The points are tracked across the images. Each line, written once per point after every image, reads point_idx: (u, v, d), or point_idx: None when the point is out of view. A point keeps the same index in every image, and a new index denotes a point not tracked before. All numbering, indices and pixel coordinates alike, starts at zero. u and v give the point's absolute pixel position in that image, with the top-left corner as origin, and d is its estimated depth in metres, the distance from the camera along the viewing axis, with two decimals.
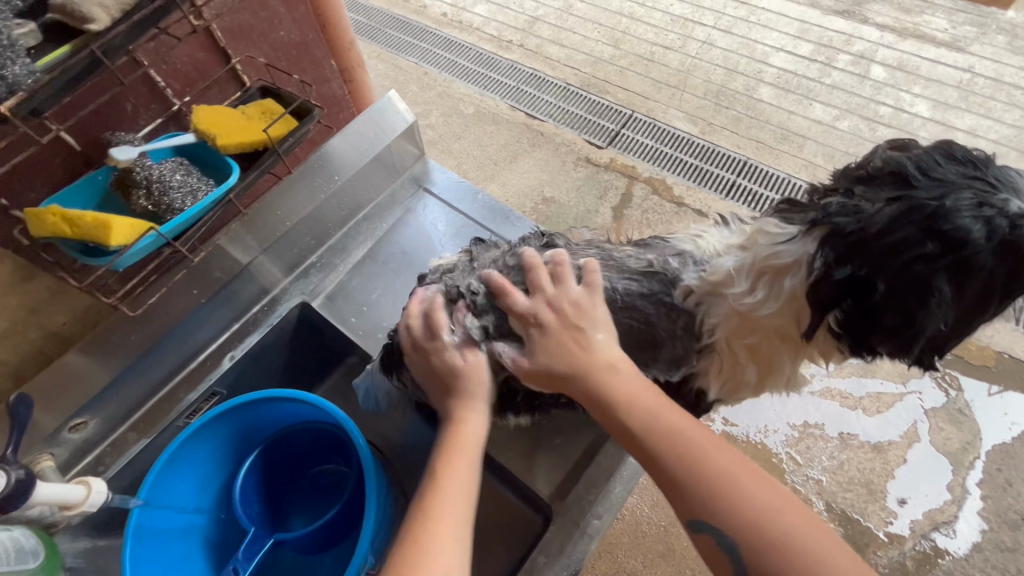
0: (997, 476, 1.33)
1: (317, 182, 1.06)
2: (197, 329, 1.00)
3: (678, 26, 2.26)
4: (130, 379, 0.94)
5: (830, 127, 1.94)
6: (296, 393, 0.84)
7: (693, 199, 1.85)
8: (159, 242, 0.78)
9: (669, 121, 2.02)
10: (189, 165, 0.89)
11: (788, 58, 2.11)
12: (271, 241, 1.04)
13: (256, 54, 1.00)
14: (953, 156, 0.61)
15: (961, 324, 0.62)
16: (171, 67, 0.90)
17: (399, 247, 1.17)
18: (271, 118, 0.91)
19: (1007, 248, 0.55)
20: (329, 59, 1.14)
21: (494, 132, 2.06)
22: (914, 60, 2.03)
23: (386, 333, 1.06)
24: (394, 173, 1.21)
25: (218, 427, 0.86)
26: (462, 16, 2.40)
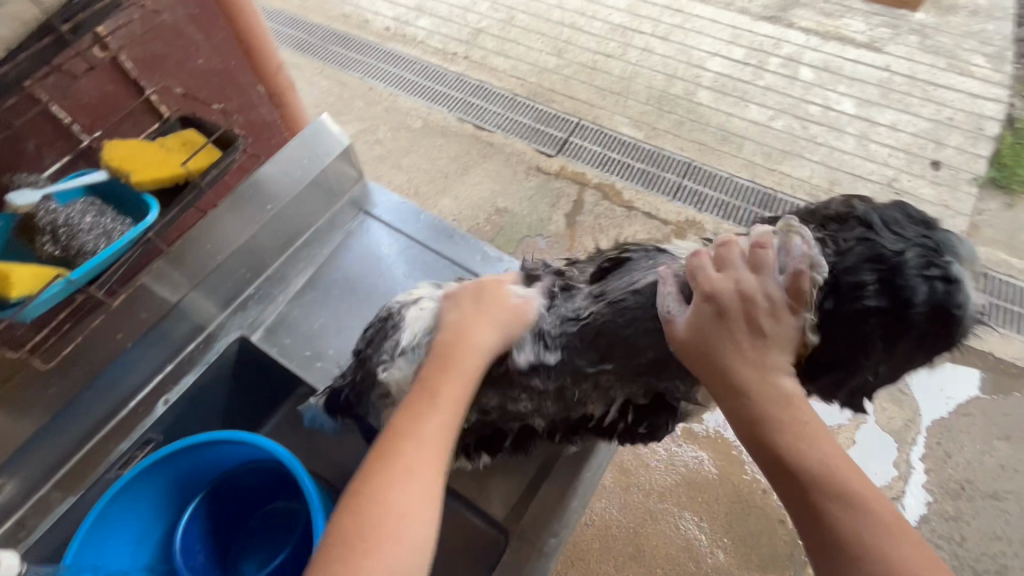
0: (937, 449, 1.41)
1: (249, 212, 1.02)
2: (126, 374, 0.95)
3: (619, 34, 2.32)
4: (51, 433, 0.88)
5: (766, 127, 2.02)
6: (234, 434, 0.80)
7: (643, 202, 1.89)
8: (69, 288, 0.73)
9: (615, 127, 2.07)
10: (103, 205, 0.84)
11: (724, 62, 2.19)
12: (203, 276, 0.99)
13: (173, 83, 0.96)
14: (912, 216, 0.66)
15: (889, 372, 0.69)
16: (76, 102, 0.85)
17: (342, 272, 1.14)
18: (191, 149, 0.88)
19: (939, 316, 0.62)
20: (257, 85, 1.10)
21: (443, 145, 2.06)
22: (838, 61, 2.15)
23: (326, 363, 1.02)
24: (333, 198, 1.18)
25: (152, 478, 0.82)
26: (406, 30, 2.39)
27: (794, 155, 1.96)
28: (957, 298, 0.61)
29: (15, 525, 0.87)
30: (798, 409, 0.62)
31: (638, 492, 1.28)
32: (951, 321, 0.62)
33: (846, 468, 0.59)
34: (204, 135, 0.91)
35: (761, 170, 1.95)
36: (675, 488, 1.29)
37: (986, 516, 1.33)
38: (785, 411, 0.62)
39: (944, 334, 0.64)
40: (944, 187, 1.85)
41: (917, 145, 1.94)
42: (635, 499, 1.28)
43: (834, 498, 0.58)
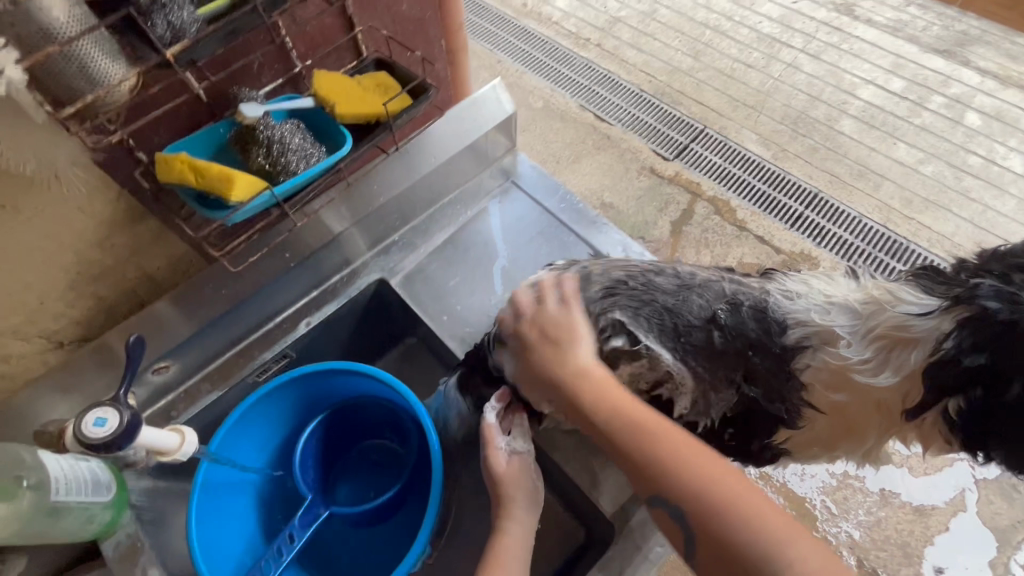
0: None
1: (412, 163, 1.07)
2: (280, 292, 1.02)
3: (764, 45, 2.18)
4: (212, 331, 0.97)
5: (912, 170, 1.85)
6: (371, 369, 0.85)
7: (757, 224, 1.79)
8: (270, 202, 0.80)
9: (741, 142, 1.96)
10: (305, 129, 0.88)
11: (878, 92, 2.02)
12: (363, 215, 1.05)
13: (379, 25, 1.00)
14: None
15: None
16: (301, 31, 0.89)
17: (481, 236, 1.15)
18: (386, 92, 0.91)
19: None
20: (440, 39, 1.14)
21: (560, 130, 2.04)
22: (1015, 112, 1.92)
23: (450, 317, 1.06)
24: (485, 162, 1.19)
25: (289, 391, 0.89)
26: (542, 8, 2.37)
27: (938, 207, 1.78)
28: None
29: (167, 404, 0.96)
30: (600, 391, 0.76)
31: None
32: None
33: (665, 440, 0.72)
34: (398, 80, 0.93)
35: (896, 216, 1.79)
36: None
37: None
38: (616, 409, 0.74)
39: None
40: None
41: None
42: None
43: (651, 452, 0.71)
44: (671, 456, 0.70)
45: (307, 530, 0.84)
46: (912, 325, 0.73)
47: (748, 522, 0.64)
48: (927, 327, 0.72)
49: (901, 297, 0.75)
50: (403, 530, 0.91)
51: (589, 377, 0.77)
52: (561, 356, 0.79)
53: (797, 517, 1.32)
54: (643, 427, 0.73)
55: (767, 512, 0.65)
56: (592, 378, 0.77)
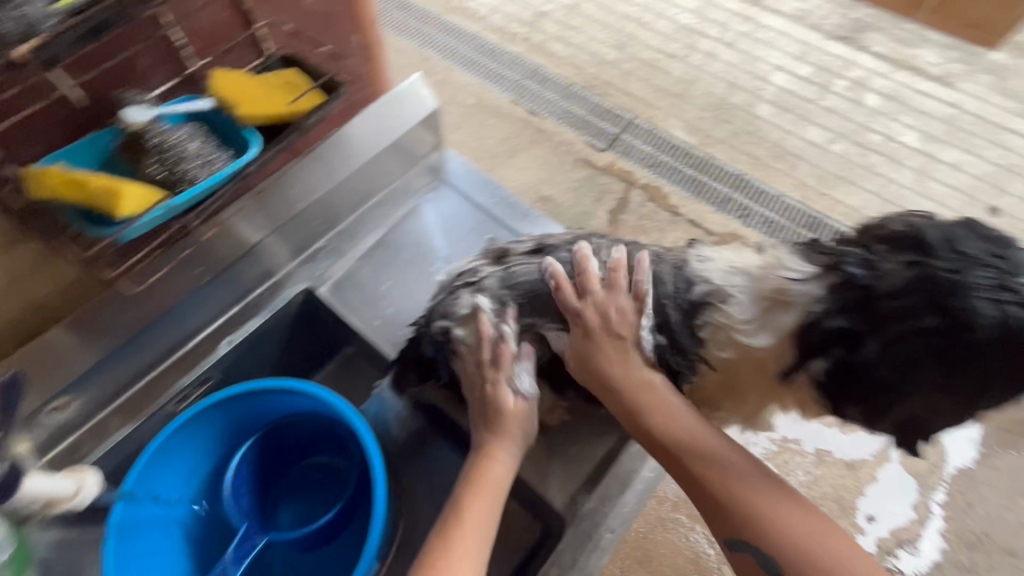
0: (959, 498, 1.39)
1: (333, 164, 1.01)
2: (194, 311, 0.96)
3: (683, 35, 2.27)
4: (119, 359, 0.90)
5: (823, 150, 1.98)
6: (302, 384, 0.81)
7: (689, 209, 1.86)
8: (166, 216, 0.76)
9: (669, 130, 2.03)
10: (206, 134, 0.83)
11: (789, 77, 2.14)
12: (282, 222, 0.98)
13: (282, 20, 0.98)
14: (978, 233, 0.66)
15: (952, 410, 0.71)
16: (193, 25, 0.88)
17: (412, 236, 1.13)
18: (294, 92, 0.88)
19: (1007, 340, 0.62)
20: (353, 34, 1.07)
21: (494, 126, 2.03)
22: (907, 92, 2.09)
23: (383, 321, 1.03)
24: (411, 161, 1.16)
25: (213, 416, 0.84)
26: (468, 4, 2.35)
27: (848, 182, 1.91)
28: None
29: (72, 444, 0.90)
30: (673, 415, 0.83)
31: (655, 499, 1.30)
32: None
33: (719, 460, 0.81)
34: (307, 78, 0.90)
35: (812, 193, 1.91)
36: None
37: (1001, 571, 1.32)
38: (687, 430, 0.83)
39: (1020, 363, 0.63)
40: None
41: (977, 188, 1.89)
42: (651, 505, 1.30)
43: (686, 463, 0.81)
44: (731, 480, 0.80)
45: (241, 562, 0.81)
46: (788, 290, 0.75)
47: (797, 535, 0.74)
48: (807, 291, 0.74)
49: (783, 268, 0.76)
50: (345, 553, 0.87)
51: (658, 398, 0.84)
52: (626, 357, 0.84)
53: None
54: (685, 443, 0.82)
55: (803, 523, 0.75)
56: (656, 393, 0.84)
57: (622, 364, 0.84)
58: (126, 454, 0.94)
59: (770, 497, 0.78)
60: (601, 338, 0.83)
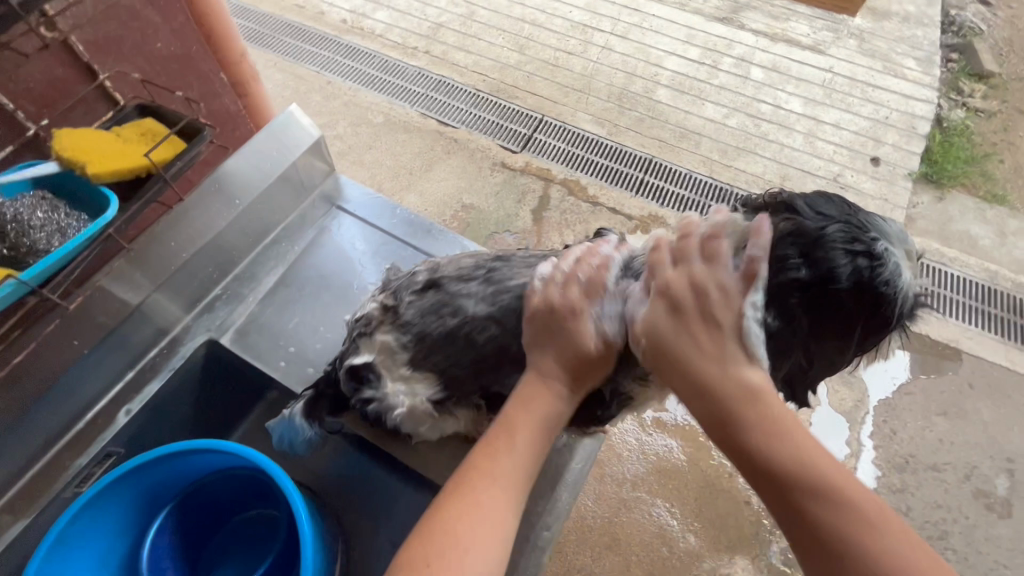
0: (884, 427, 1.52)
1: (216, 207, 1.03)
2: (82, 383, 0.92)
3: (578, 32, 2.34)
4: (1, 451, 0.85)
5: (721, 125, 2.10)
6: (207, 442, 0.79)
7: (607, 197, 1.93)
8: (21, 291, 0.70)
9: (578, 124, 2.09)
10: (54, 200, 0.79)
11: (680, 61, 2.26)
12: (166, 276, 0.97)
13: (129, 68, 0.90)
14: (831, 199, 0.75)
15: (826, 359, 0.76)
16: (21, 87, 0.78)
17: (315, 269, 1.13)
18: (154, 140, 0.84)
19: (860, 289, 0.70)
20: (218, 73, 1.05)
21: (406, 141, 2.02)
22: (786, 62, 2.26)
23: (288, 360, 1.02)
24: (303, 192, 1.19)
25: (118, 493, 0.80)
26: (363, 23, 2.32)
27: (748, 152, 2.04)
28: (880, 270, 0.69)
29: None
30: (769, 406, 0.62)
31: (612, 483, 1.34)
32: (875, 296, 0.70)
33: (830, 468, 0.58)
34: (166, 125, 0.87)
35: (718, 166, 2.02)
36: (647, 476, 1.34)
37: (928, 486, 1.45)
38: (786, 425, 0.61)
39: (867, 310, 0.72)
40: (882, 182, 1.99)
41: (858, 143, 2.07)
42: (609, 489, 1.34)
43: (796, 475, 0.58)
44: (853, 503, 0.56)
45: None
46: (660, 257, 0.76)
47: None
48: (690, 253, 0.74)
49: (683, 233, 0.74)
50: None
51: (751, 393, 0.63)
52: (710, 345, 0.65)
53: None
54: (790, 440, 0.60)
55: None
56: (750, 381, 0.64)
57: (711, 345, 0.65)
58: (27, 549, 0.88)
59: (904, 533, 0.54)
60: (689, 316, 0.66)
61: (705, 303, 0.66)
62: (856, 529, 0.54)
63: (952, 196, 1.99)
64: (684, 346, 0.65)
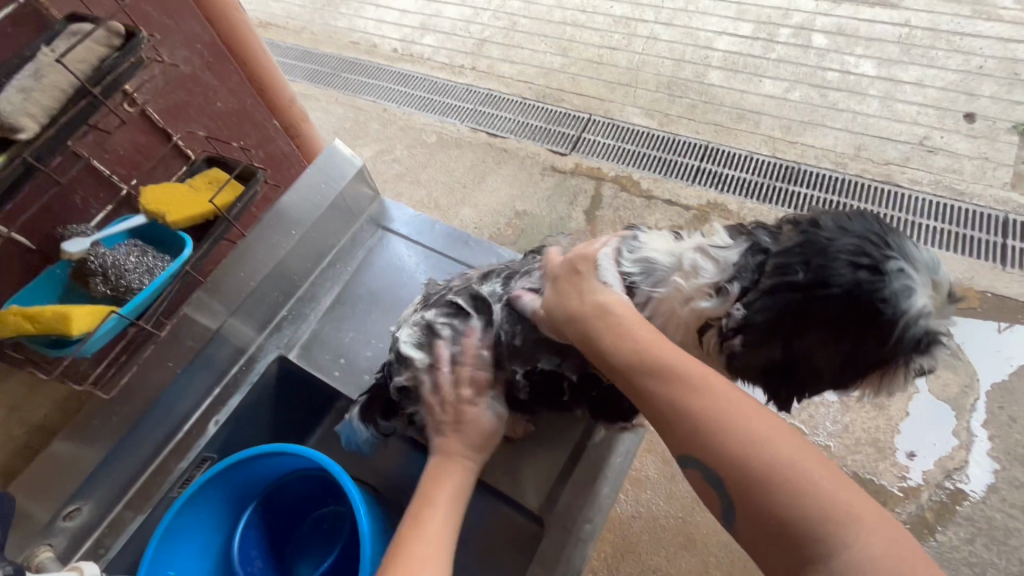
0: (1000, 414, 1.35)
1: (274, 237, 1.14)
2: (179, 399, 1.07)
3: (621, 26, 2.31)
4: (118, 457, 1.01)
5: (782, 100, 1.98)
6: (280, 446, 0.90)
7: (662, 189, 1.88)
8: (122, 323, 0.84)
9: (627, 119, 2.06)
10: (145, 247, 0.93)
11: (732, 40, 2.16)
12: (238, 303, 1.12)
13: (197, 127, 1.03)
14: (864, 218, 0.72)
15: (818, 371, 0.73)
16: (113, 155, 0.93)
17: (366, 288, 1.26)
18: (218, 185, 0.97)
19: (857, 303, 0.67)
20: (272, 119, 1.16)
21: (458, 156, 2.10)
22: (853, 23, 2.09)
23: (341, 369, 1.14)
24: (352, 218, 1.30)
25: (212, 492, 0.92)
26: (413, 49, 2.45)
27: (816, 125, 1.90)
28: (881, 287, 0.66)
29: (94, 542, 1.01)
30: (609, 318, 0.71)
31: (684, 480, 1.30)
32: (877, 313, 0.66)
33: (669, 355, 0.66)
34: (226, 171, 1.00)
35: (781, 144, 1.91)
36: None
37: None
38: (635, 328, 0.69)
39: (869, 326, 0.68)
40: (980, 139, 1.77)
41: (947, 99, 1.86)
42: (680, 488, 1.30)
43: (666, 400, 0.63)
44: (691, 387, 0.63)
45: None
46: (702, 271, 0.78)
47: (760, 445, 0.57)
48: (727, 258, 0.77)
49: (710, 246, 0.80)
50: None
51: (607, 317, 0.71)
52: (582, 287, 0.77)
53: None
54: (660, 362, 0.65)
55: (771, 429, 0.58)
56: (617, 317, 0.71)
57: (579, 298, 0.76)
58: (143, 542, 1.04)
59: (739, 401, 0.61)
60: (560, 283, 0.79)
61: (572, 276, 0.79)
62: (706, 429, 0.59)
63: None
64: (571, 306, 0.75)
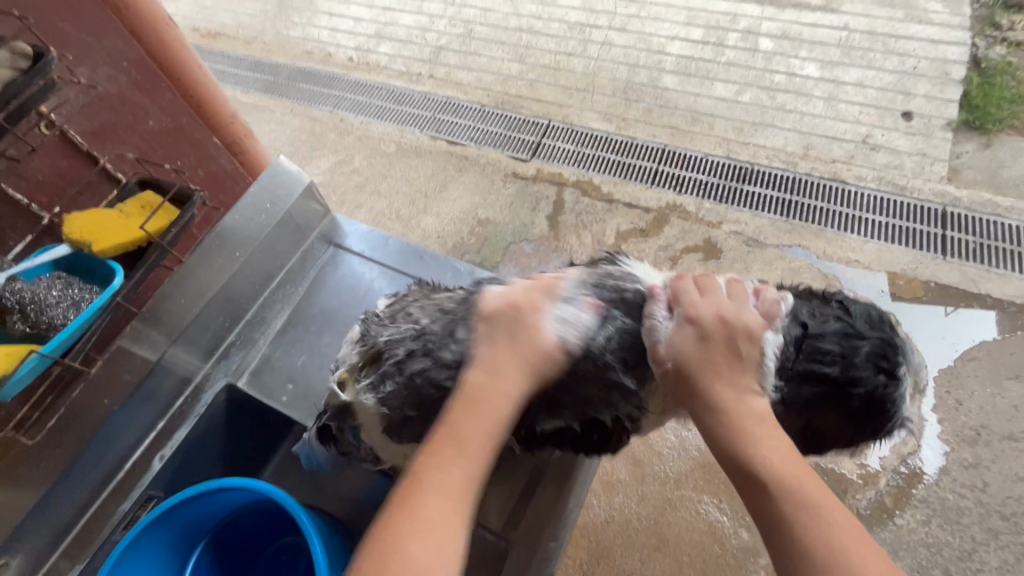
0: (947, 399, 1.42)
1: (218, 261, 1.10)
2: (118, 437, 1.02)
3: (577, 32, 2.34)
4: (53, 504, 0.96)
5: (734, 102, 2.04)
6: (228, 481, 0.86)
7: (622, 193, 1.91)
8: (45, 362, 0.79)
9: (586, 124, 2.08)
10: (69, 277, 0.87)
11: (684, 44, 2.21)
12: (180, 331, 1.07)
13: (126, 149, 0.99)
14: (883, 317, 0.84)
15: (809, 438, 0.87)
16: (31, 181, 0.87)
17: (319, 308, 1.23)
18: (150, 211, 0.93)
19: (870, 402, 0.80)
20: (212, 138, 1.11)
21: (419, 165, 2.08)
22: (797, 27, 2.17)
23: (289, 394, 1.11)
24: (302, 236, 1.27)
25: (157, 533, 0.87)
26: (369, 58, 2.42)
27: (766, 126, 1.96)
28: (894, 392, 0.80)
29: None
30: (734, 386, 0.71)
31: (654, 482, 1.31)
32: (883, 411, 0.81)
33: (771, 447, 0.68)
34: (160, 194, 0.96)
35: (735, 145, 1.96)
36: (690, 473, 1.32)
37: (1006, 458, 1.34)
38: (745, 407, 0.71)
39: (870, 419, 0.82)
40: (918, 136, 1.86)
41: (886, 99, 1.95)
42: (652, 489, 1.31)
43: (763, 462, 0.67)
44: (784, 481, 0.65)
45: None
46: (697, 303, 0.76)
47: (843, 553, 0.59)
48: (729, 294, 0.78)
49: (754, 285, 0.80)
50: None
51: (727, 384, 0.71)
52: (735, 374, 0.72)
53: None
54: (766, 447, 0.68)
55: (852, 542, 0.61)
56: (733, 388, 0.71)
57: (728, 366, 0.72)
58: None
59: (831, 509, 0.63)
60: (715, 344, 0.72)
61: (731, 332, 0.73)
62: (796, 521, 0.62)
63: (1000, 141, 1.84)
64: (705, 374, 0.71)
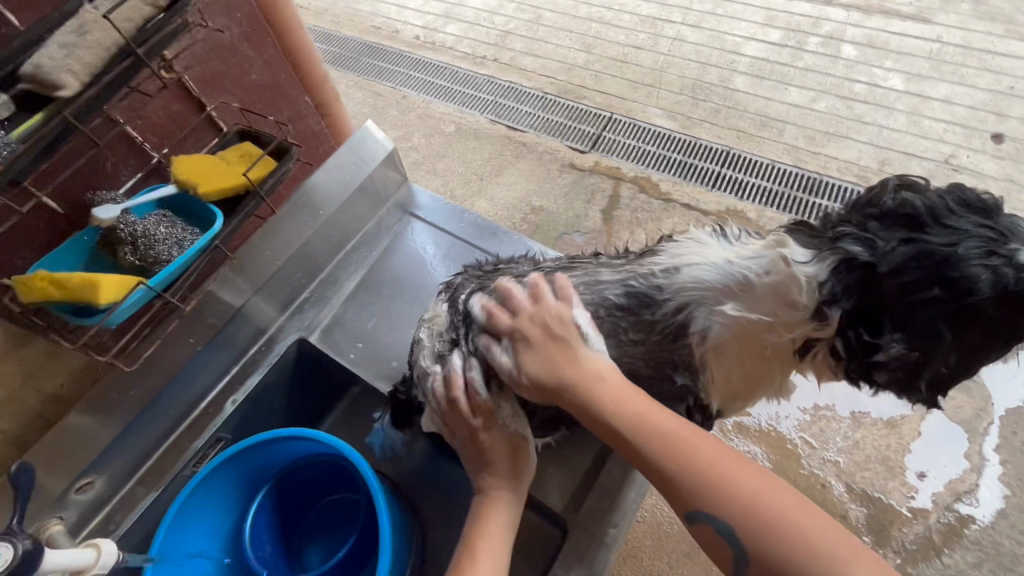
0: (1013, 440, 1.33)
1: (303, 218, 1.15)
2: (195, 377, 1.07)
3: (648, 26, 2.28)
4: (133, 432, 1.00)
5: (807, 110, 1.95)
6: (300, 431, 0.89)
7: (681, 193, 1.86)
8: (149, 295, 0.82)
9: (649, 120, 2.04)
10: (172, 217, 0.92)
11: (760, 46, 2.13)
12: (263, 282, 1.12)
13: (230, 99, 1.02)
14: (965, 203, 0.72)
15: (964, 366, 0.77)
16: (147, 121, 0.92)
17: (389, 274, 1.24)
18: (250, 160, 0.95)
19: (1005, 302, 0.68)
20: (305, 96, 1.15)
21: (476, 148, 2.08)
22: (884, 36, 2.06)
23: (358, 352, 1.13)
24: (380, 202, 1.30)
25: (226, 472, 0.92)
26: (435, 37, 2.42)
27: (840, 137, 1.88)
28: None
29: (104, 518, 1.00)
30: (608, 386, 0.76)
31: None
32: None
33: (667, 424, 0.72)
34: (259, 146, 0.98)
35: (804, 154, 1.88)
36: None
37: None
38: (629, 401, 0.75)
39: (1019, 318, 0.70)
40: (1006, 161, 1.75)
41: (975, 118, 1.84)
42: None
43: (663, 447, 0.70)
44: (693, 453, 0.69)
45: None
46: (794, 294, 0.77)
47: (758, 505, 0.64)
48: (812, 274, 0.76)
49: (787, 257, 0.78)
50: None
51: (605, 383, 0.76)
52: (574, 358, 0.78)
53: (781, 459, 1.35)
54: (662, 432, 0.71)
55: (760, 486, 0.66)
56: (612, 387, 0.76)
57: (565, 355, 0.78)
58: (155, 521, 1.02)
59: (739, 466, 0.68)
60: (547, 347, 0.78)
61: (550, 331, 0.79)
62: (710, 486, 0.66)
63: None
64: (562, 369, 0.77)
